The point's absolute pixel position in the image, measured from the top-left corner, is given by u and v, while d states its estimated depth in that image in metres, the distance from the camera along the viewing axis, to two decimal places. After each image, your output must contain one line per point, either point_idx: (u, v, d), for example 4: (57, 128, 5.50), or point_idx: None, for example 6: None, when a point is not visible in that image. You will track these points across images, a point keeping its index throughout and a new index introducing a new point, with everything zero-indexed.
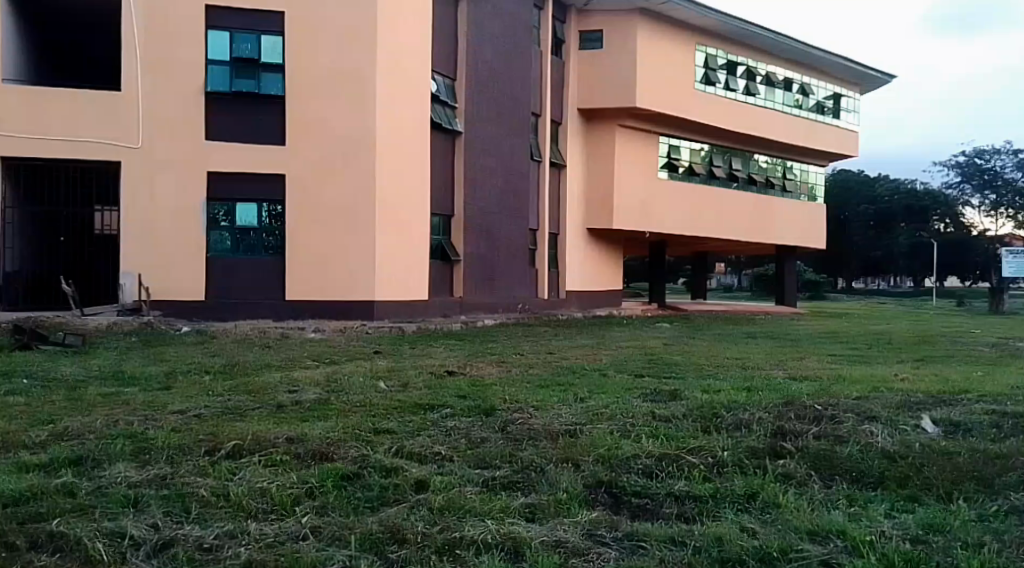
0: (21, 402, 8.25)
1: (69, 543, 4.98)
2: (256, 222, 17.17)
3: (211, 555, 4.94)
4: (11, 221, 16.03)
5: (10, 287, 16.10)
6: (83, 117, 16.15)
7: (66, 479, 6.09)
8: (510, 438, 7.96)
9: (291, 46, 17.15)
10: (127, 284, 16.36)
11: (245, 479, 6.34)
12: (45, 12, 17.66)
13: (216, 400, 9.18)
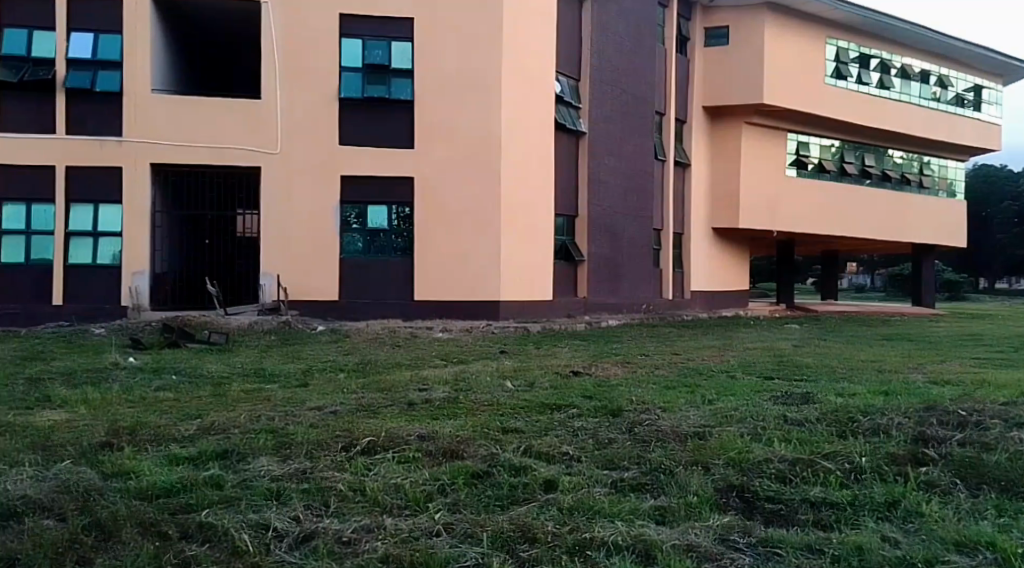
0: (172, 397, 8.74)
1: (218, 533, 5.21)
2: (386, 224, 17.64)
3: (349, 549, 5.04)
4: (159, 225, 17.14)
5: (159, 287, 17.23)
6: (225, 125, 16.97)
7: (213, 472, 6.39)
8: (637, 440, 7.78)
9: (419, 53, 17.56)
10: (265, 285, 17.09)
11: (380, 474, 6.48)
12: (191, 28, 18.76)
13: (350, 397, 9.47)
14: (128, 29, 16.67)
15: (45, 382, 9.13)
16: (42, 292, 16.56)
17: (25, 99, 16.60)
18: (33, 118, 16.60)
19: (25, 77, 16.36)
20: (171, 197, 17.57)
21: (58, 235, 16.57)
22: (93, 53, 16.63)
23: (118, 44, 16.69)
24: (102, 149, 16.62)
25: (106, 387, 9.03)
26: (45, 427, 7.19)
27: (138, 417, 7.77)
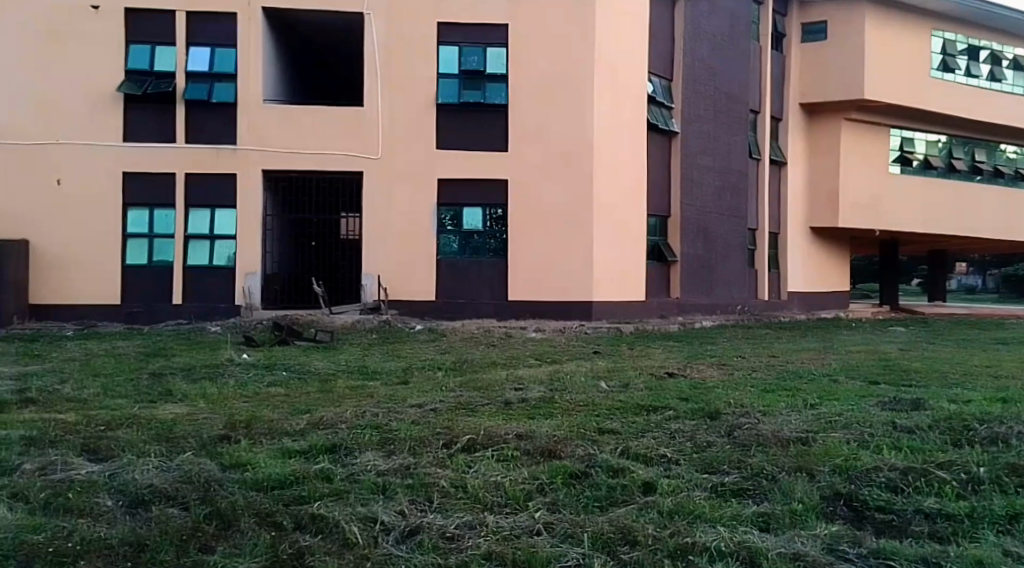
0: (282, 392, 9.10)
1: (329, 526, 5.38)
2: (481, 226, 17.85)
3: (454, 545, 5.13)
4: (270, 228, 17.90)
5: (269, 287, 17.89)
6: (327, 132, 17.46)
7: (323, 465, 6.61)
8: (737, 444, 7.64)
9: (515, 58, 17.70)
10: (366, 284, 17.45)
11: (481, 472, 6.57)
12: (296, 40, 19.45)
13: (449, 395, 9.63)
14: (239, 43, 17.38)
15: (167, 377, 9.63)
16: (163, 292, 17.36)
17: (147, 110, 17.41)
18: (156, 128, 17.41)
19: (148, 90, 17.14)
20: (280, 203, 18.28)
21: (177, 237, 17.35)
22: (209, 66, 17.34)
23: (233, 58, 17.39)
24: (218, 156, 17.35)
25: (222, 382, 9.46)
26: (169, 420, 7.58)
27: (251, 411, 8.09)
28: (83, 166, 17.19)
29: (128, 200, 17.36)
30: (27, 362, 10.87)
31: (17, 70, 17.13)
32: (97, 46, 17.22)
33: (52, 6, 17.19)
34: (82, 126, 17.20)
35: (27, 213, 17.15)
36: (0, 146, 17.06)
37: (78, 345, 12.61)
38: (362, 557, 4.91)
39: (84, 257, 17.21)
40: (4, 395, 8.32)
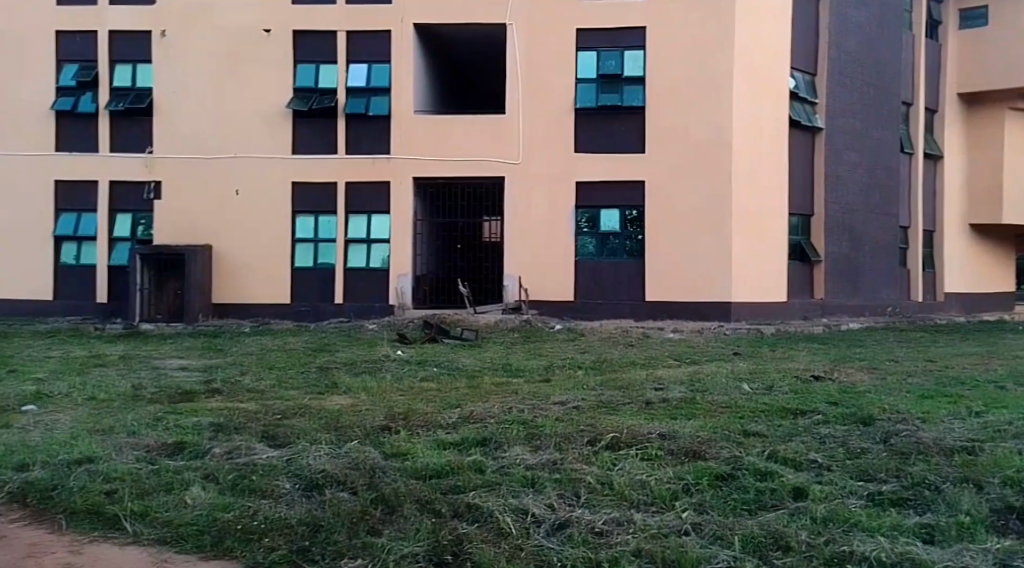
0: (434, 387, 9.53)
1: (484, 514, 5.48)
2: (618, 228, 17.87)
3: (604, 539, 5.12)
4: (420, 233, 18.56)
5: (419, 288, 18.50)
6: (471, 139, 17.96)
7: (476, 457, 6.81)
8: (895, 451, 7.35)
9: (653, 59, 17.60)
10: (508, 286, 17.90)
11: (626, 470, 6.59)
12: (443, 53, 20.12)
13: (590, 393, 9.72)
14: (392, 57, 18.17)
15: (332, 370, 10.31)
16: (323, 293, 18.41)
17: (309, 123, 18.48)
18: (320, 141, 18.46)
19: (314, 106, 18.22)
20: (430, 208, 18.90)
21: (339, 242, 18.38)
22: (367, 81, 18.22)
23: (388, 73, 18.21)
24: (373, 165, 18.23)
25: (381, 376, 10.02)
26: (336, 410, 8.12)
27: (408, 404, 8.53)
28: (257, 176, 18.47)
29: (295, 207, 18.50)
30: (211, 355, 11.89)
31: (198, 91, 18.56)
32: (267, 66, 18.41)
33: (228, 31, 18.49)
34: (256, 141, 18.47)
35: (207, 220, 18.59)
36: (180, 160, 18.63)
37: (252, 340, 13.64)
38: (516, 548, 4.92)
39: (257, 261, 18.50)
40: (195, 385, 9.14)
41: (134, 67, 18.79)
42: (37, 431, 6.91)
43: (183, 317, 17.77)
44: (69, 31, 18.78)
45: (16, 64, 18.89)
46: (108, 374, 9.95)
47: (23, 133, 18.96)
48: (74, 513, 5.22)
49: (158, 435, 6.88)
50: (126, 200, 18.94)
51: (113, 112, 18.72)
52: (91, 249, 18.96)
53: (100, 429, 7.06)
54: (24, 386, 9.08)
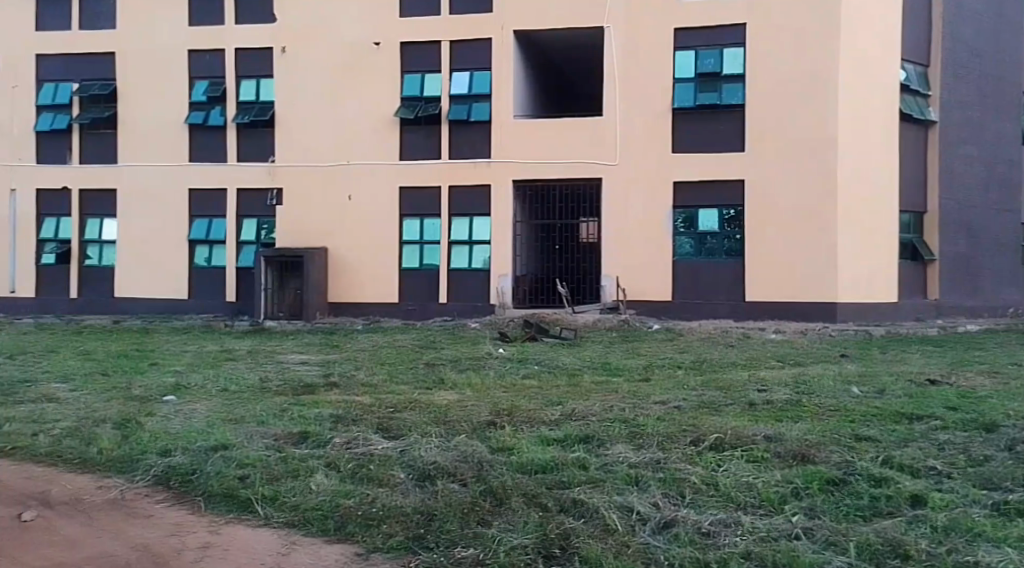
0: (536, 384, 9.75)
1: (590, 510, 5.31)
2: (717, 228, 17.68)
3: (712, 540, 4.86)
4: (520, 234, 18.73)
5: (518, 288, 18.70)
6: (570, 141, 18.11)
7: (579, 454, 6.75)
8: (1020, 459, 7.06)
9: (753, 55, 17.30)
10: (605, 286, 17.99)
11: (732, 472, 6.37)
12: (544, 57, 20.31)
13: (692, 393, 9.68)
14: (493, 64, 18.54)
15: (439, 367, 10.68)
16: (427, 293, 18.96)
17: (413, 130, 19.05)
18: (424, 146, 18.99)
19: (419, 114, 18.77)
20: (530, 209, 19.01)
21: (443, 244, 18.88)
22: (468, 88, 18.66)
23: (489, 80, 18.57)
24: (474, 169, 18.64)
25: (485, 372, 10.33)
26: (444, 405, 8.45)
27: (511, 401, 8.76)
28: (366, 181, 19.19)
29: (401, 211, 19.10)
30: (327, 350, 12.51)
31: (311, 101, 19.42)
32: (376, 76, 19.08)
33: (338, 43, 19.26)
34: (366, 148, 19.19)
35: (320, 224, 19.46)
36: (295, 168, 19.57)
37: (363, 337, 14.21)
38: (623, 544, 4.73)
39: (367, 261, 19.21)
40: (315, 378, 9.68)
41: (258, 82, 19.86)
42: (177, 420, 7.50)
43: (303, 315, 18.69)
44: (201, 50, 20.03)
45: (148, 81, 20.23)
46: (236, 368, 10.62)
47: (160, 146, 20.25)
48: (212, 496, 5.65)
49: (284, 425, 7.36)
50: (252, 206, 19.99)
51: (241, 124, 19.81)
52: (221, 251, 20.14)
53: (232, 418, 7.61)
54: (164, 378, 9.82)
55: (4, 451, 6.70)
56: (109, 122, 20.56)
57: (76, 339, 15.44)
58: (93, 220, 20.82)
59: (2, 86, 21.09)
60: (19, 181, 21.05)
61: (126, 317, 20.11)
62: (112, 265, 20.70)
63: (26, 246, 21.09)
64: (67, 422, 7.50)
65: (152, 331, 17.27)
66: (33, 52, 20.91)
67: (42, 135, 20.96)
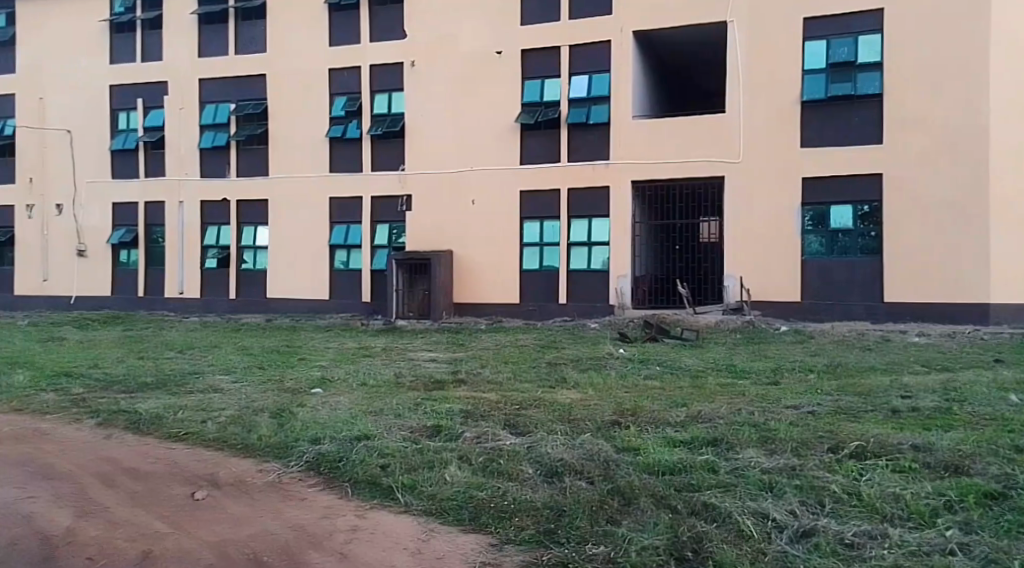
0: (657, 385, 9.75)
1: (722, 515, 5.23)
2: (850, 225, 16.92)
3: (855, 552, 4.68)
4: (639, 235, 18.68)
5: (638, 289, 18.57)
6: (693, 141, 17.87)
7: (708, 457, 6.61)
8: None
9: (891, 41, 16.46)
10: (729, 286, 17.65)
11: (875, 481, 6.00)
12: (665, 56, 20.12)
13: (827, 398, 9.29)
14: (613, 64, 18.53)
15: (561, 366, 10.80)
16: (549, 293, 19.15)
17: (534, 134, 19.30)
18: (544, 149, 19.21)
19: (539, 119, 19.02)
20: (649, 211, 18.95)
21: (563, 245, 19.03)
22: (588, 90, 18.73)
23: (609, 82, 18.58)
24: (593, 170, 18.70)
25: (606, 372, 10.41)
26: (567, 403, 8.57)
27: (635, 401, 8.78)
28: (490, 185, 19.60)
29: (523, 214, 19.38)
30: (456, 349, 12.90)
31: (437, 108, 20.04)
32: (499, 84, 19.45)
33: (464, 52, 19.77)
34: (489, 154, 19.60)
35: (447, 228, 20.06)
36: (422, 173, 20.25)
37: (488, 337, 14.57)
38: (759, 552, 4.68)
39: (491, 263, 19.63)
40: (444, 375, 10.06)
41: (389, 96, 20.64)
42: (323, 410, 7.97)
43: (431, 315, 19.29)
44: (338, 69, 21.03)
45: (288, 95, 21.46)
46: (373, 364, 11.14)
47: (304, 157, 21.36)
48: (357, 482, 5.99)
49: (419, 418, 7.69)
50: (385, 212, 20.78)
51: (374, 136, 20.68)
52: (358, 255, 20.99)
53: (371, 410, 8.00)
54: (311, 372, 10.45)
55: (179, 436, 7.29)
56: (261, 139, 21.89)
57: (231, 336, 16.50)
58: (247, 228, 22.15)
59: (171, 109, 22.69)
60: (185, 194, 22.62)
61: (277, 316, 21.31)
62: (265, 269, 21.96)
63: (191, 254, 22.63)
64: (229, 411, 8.10)
65: (298, 329, 18.22)
66: (196, 77, 22.46)
67: (204, 153, 22.46)
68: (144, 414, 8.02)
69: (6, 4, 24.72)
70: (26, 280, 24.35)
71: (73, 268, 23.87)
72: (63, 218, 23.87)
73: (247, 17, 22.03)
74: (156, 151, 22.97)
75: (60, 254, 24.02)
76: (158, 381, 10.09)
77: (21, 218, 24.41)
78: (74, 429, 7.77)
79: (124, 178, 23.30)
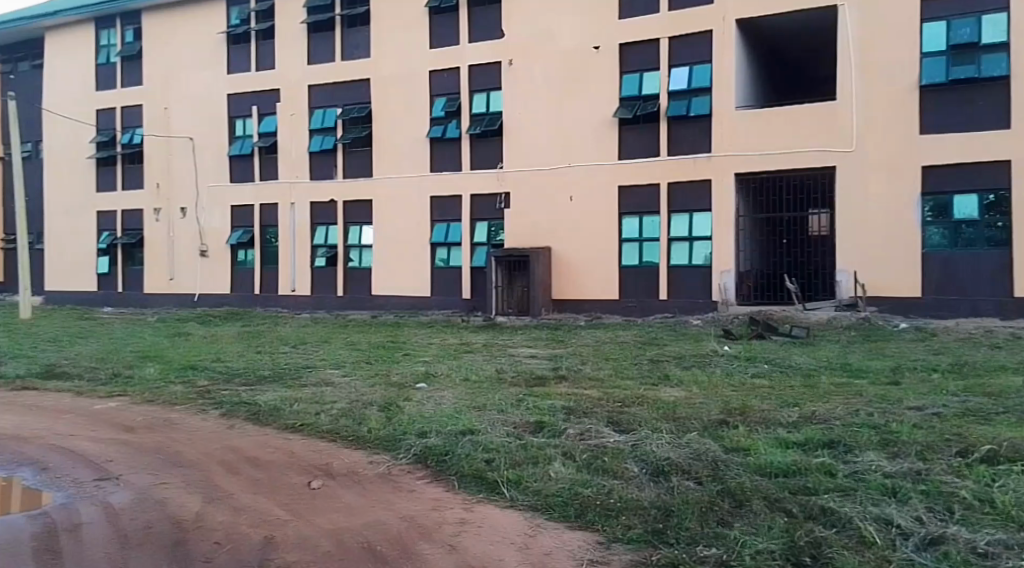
0: (766, 384, 9.42)
1: (842, 520, 4.99)
2: (975, 216, 15.89)
3: (991, 563, 4.37)
4: (743, 229, 18.10)
5: (742, 284, 18.06)
6: (800, 131, 17.24)
7: (824, 460, 6.34)
8: None
9: (1019, 19, 15.40)
10: (842, 281, 16.92)
11: (1010, 487, 5.59)
12: (771, 43, 19.51)
13: (953, 400, 8.75)
14: (715, 55, 18.08)
15: (664, 364, 10.62)
16: (651, 289, 18.86)
17: (634, 129, 19.04)
18: (644, 144, 18.94)
19: (638, 114, 18.77)
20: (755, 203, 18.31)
21: (663, 241, 18.72)
22: (688, 83, 18.35)
23: (710, 73, 18.14)
24: (696, 164, 18.31)
25: (711, 370, 10.15)
26: (672, 401, 8.40)
27: (743, 401, 8.52)
28: (589, 182, 19.49)
29: (623, 210, 19.16)
30: (556, 345, 12.86)
31: (535, 106, 20.09)
32: (598, 80, 19.30)
33: (562, 49, 19.74)
34: (588, 150, 19.49)
35: (546, 225, 20.06)
36: (521, 171, 20.32)
37: (589, 333, 14.49)
38: (883, 559, 4.43)
39: (591, 260, 19.51)
40: (546, 371, 10.04)
41: (487, 95, 20.81)
42: (429, 405, 8.07)
43: (531, 311, 19.35)
44: (439, 70, 21.31)
45: (391, 98, 21.95)
46: (476, 360, 11.23)
47: (406, 158, 21.78)
48: (463, 476, 6.03)
49: (522, 414, 7.69)
50: (484, 210, 20.94)
51: (473, 135, 20.90)
52: (458, 253, 21.24)
53: (475, 405, 8.05)
54: (415, 367, 10.62)
55: (295, 427, 7.53)
56: (365, 141, 22.45)
57: (342, 331, 17.00)
58: (354, 227, 22.76)
59: (283, 115, 23.56)
60: (296, 196, 23.42)
61: (382, 313, 21.83)
62: (370, 267, 22.50)
63: (302, 253, 23.42)
64: (340, 403, 8.32)
65: (403, 325, 18.57)
66: (306, 83, 23.21)
67: (313, 156, 23.20)
68: (263, 406, 8.33)
69: (134, 20, 26.17)
70: (154, 279, 25.81)
71: (196, 268, 25.12)
72: (187, 220, 25.16)
73: (353, 24, 22.62)
74: (271, 156, 23.86)
75: (184, 254, 25.31)
76: (275, 374, 10.48)
77: (150, 220, 25.87)
78: (201, 419, 8.15)
79: (241, 182, 24.32)
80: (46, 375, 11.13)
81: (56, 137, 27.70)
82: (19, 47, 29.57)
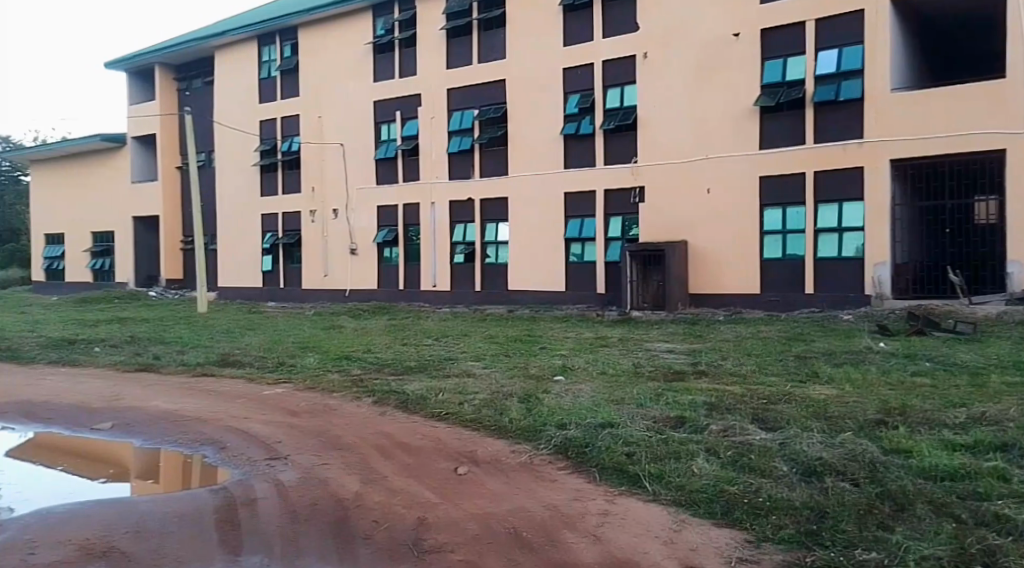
0: (928, 383, 8.79)
1: (1019, 529, 4.57)
2: None
3: None
4: (900, 218, 17.00)
5: (898, 277, 17.00)
6: (962, 113, 15.99)
7: (996, 463, 5.84)
8: None
9: None
10: (1013, 273, 15.56)
11: None
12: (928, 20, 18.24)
13: None
14: (866, 35, 17.10)
15: (812, 360, 10.15)
16: (797, 283, 18.07)
17: (778, 118, 18.33)
18: (788, 132, 18.19)
19: (781, 101, 18.06)
20: (914, 191, 17.22)
21: (809, 233, 17.91)
22: (837, 66, 17.43)
23: (861, 54, 17.16)
24: (845, 151, 17.37)
25: (865, 368, 9.61)
26: (822, 399, 8.01)
27: (902, 400, 7.99)
28: (729, 173, 18.91)
29: (763, 201, 18.48)
30: (695, 340, 12.58)
31: (672, 98, 19.69)
32: (739, 69, 18.69)
33: (700, 39, 19.23)
34: (728, 141, 18.92)
35: (683, 219, 19.64)
36: (658, 164, 19.98)
37: (729, 328, 14.08)
38: None
39: (732, 253, 18.93)
40: (685, 366, 9.82)
41: (622, 90, 20.60)
42: (567, 397, 8.07)
43: (666, 306, 19.03)
44: (575, 66, 21.28)
45: (528, 97, 22.11)
46: (613, 354, 11.13)
47: (542, 155, 21.91)
48: (605, 468, 5.99)
49: (662, 409, 7.55)
50: (619, 205, 20.75)
51: (608, 130, 20.76)
52: (594, 248, 21.13)
53: (614, 399, 7.98)
54: (553, 360, 10.66)
55: (441, 415, 7.74)
56: (502, 141, 22.76)
57: (483, 325, 17.29)
58: (491, 225, 23.15)
59: (423, 118, 24.26)
60: (437, 195, 24.03)
61: (519, 308, 22.08)
62: (506, 262, 22.82)
63: (442, 250, 24.03)
64: (483, 394, 8.46)
65: (541, 319, 18.73)
66: (445, 86, 23.77)
67: (453, 156, 23.75)
68: (411, 394, 8.60)
69: (291, 35, 27.64)
70: (311, 275, 27.21)
71: (347, 265, 26.28)
72: (339, 221, 26.36)
73: (490, 26, 22.95)
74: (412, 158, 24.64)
75: (337, 254, 26.52)
76: (420, 365, 10.80)
77: (306, 221, 27.27)
78: (355, 405, 8.51)
79: (387, 183, 25.22)
80: (222, 363, 12.00)
81: (224, 147, 29.76)
82: (193, 66, 31.95)
